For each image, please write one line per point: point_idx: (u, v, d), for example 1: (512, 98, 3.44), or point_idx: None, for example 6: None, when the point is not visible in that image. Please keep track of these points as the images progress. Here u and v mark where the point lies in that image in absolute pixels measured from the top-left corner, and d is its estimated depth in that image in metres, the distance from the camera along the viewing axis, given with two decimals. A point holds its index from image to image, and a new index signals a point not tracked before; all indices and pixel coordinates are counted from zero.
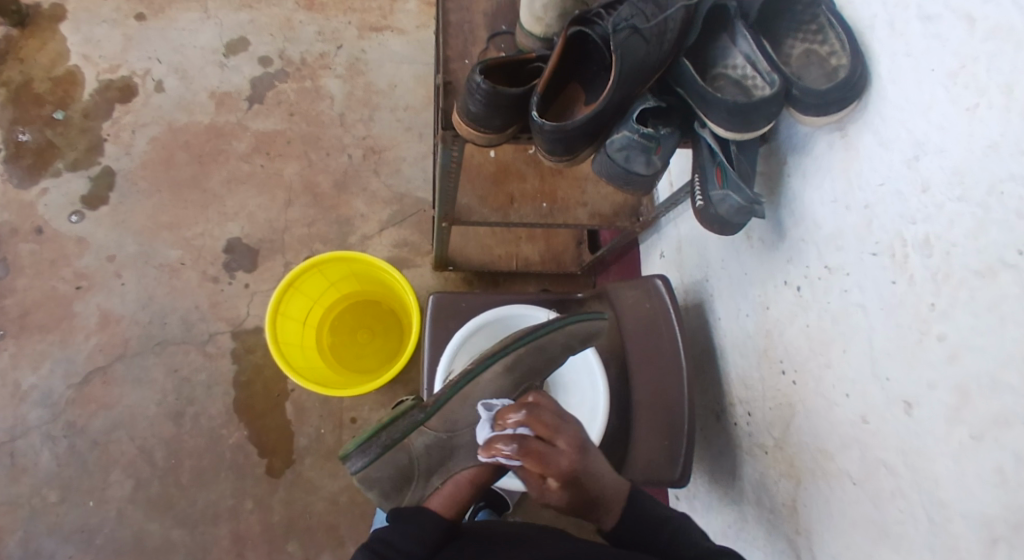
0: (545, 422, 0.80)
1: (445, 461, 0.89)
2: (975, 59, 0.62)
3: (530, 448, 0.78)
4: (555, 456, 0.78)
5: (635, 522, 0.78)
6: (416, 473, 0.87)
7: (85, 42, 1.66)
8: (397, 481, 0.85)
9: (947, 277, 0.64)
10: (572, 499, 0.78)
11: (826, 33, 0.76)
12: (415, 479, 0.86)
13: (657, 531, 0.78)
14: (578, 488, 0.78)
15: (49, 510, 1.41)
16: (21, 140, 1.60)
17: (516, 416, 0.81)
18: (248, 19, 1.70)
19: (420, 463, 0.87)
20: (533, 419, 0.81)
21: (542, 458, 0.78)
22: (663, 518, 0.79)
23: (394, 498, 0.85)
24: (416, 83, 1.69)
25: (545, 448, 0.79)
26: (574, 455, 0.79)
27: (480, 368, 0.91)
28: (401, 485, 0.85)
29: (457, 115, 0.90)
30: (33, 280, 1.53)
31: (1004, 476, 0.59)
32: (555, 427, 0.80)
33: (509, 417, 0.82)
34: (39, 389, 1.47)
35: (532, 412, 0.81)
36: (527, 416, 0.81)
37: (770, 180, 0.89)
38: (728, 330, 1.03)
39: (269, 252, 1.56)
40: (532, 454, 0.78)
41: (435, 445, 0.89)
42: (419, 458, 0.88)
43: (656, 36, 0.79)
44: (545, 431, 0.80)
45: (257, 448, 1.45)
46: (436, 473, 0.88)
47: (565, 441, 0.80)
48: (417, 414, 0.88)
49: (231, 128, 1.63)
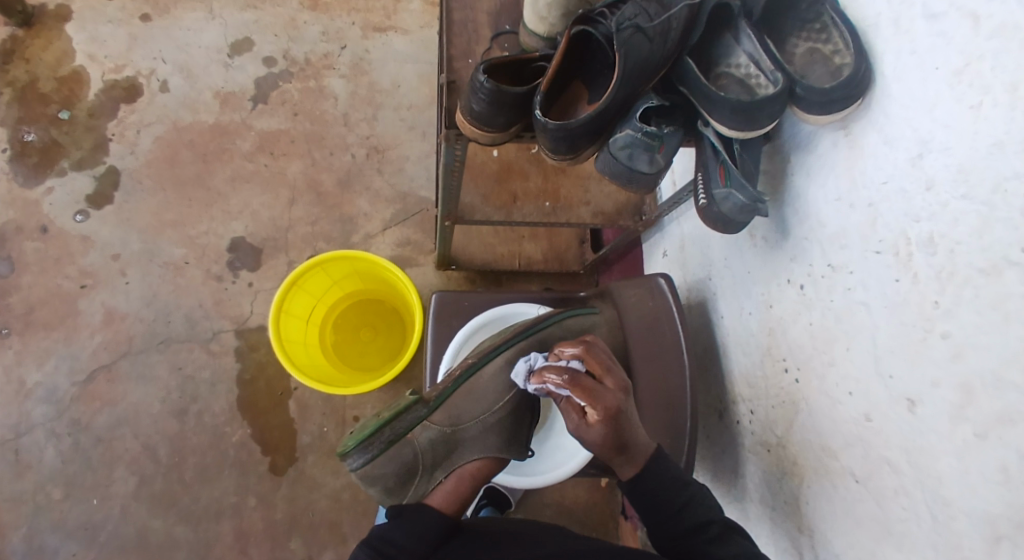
0: (600, 361, 0.86)
1: (449, 455, 0.89)
2: (980, 57, 0.62)
3: (580, 379, 0.83)
4: (601, 392, 0.82)
5: (657, 478, 0.80)
6: (420, 468, 0.86)
7: (90, 41, 1.67)
8: (401, 476, 0.85)
9: (951, 275, 0.64)
10: (607, 437, 0.80)
11: (830, 31, 0.77)
12: (419, 474, 0.86)
13: (676, 491, 0.80)
14: (616, 426, 0.80)
15: (52, 506, 1.42)
16: (27, 139, 1.60)
17: (573, 350, 0.88)
18: (252, 19, 1.70)
19: (424, 458, 0.87)
20: (588, 356, 0.87)
21: (589, 387, 0.82)
22: (682, 480, 0.81)
23: (399, 492, 0.85)
24: (419, 82, 1.69)
25: (593, 383, 0.83)
26: (619, 396, 0.83)
27: (484, 362, 0.93)
28: (405, 479, 0.85)
29: (461, 114, 0.90)
30: (38, 278, 1.53)
31: (1008, 473, 0.59)
32: (606, 366, 0.85)
33: (567, 349, 0.89)
34: (43, 386, 1.48)
35: (588, 351, 0.87)
36: (583, 353, 0.87)
37: (773, 178, 0.89)
38: (731, 328, 1.03)
39: (272, 250, 1.57)
40: (581, 385, 0.83)
41: (439, 439, 0.89)
42: (423, 452, 0.87)
43: (661, 34, 0.80)
44: (597, 368, 0.85)
45: (261, 446, 1.46)
46: (441, 467, 0.88)
47: (613, 381, 0.84)
48: (420, 410, 0.89)
49: (235, 127, 1.64)
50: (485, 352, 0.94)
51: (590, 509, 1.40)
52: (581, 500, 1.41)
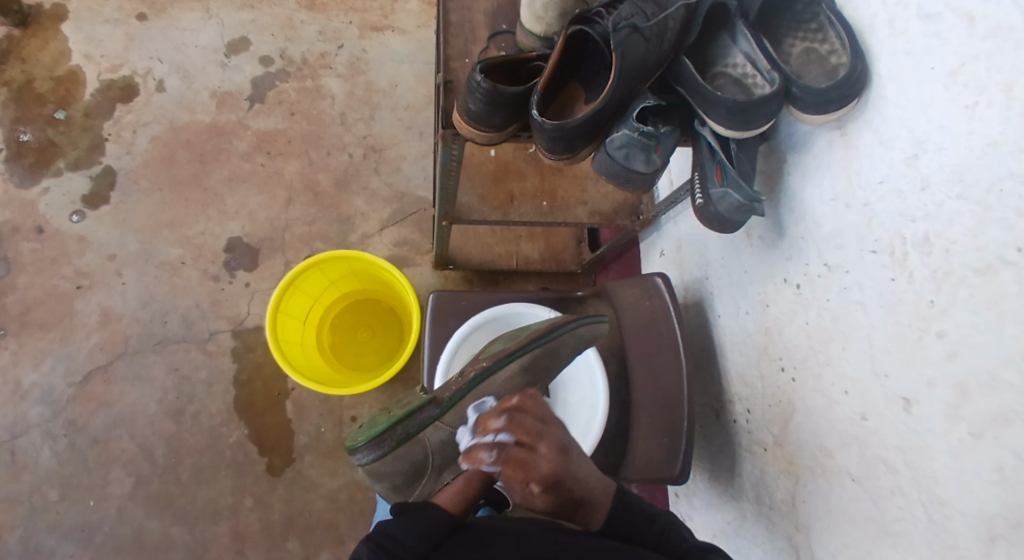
0: (526, 428, 0.82)
1: (459, 456, 0.91)
2: (975, 58, 0.62)
3: (511, 455, 0.80)
4: (535, 461, 0.80)
5: (622, 520, 0.81)
6: (428, 468, 0.89)
7: (86, 41, 1.66)
8: (409, 475, 0.88)
9: (947, 275, 0.64)
10: (553, 502, 0.80)
11: (826, 31, 0.77)
12: (428, 474, 0.89)
13: (646, 526, 0.81)
14: (558, 491, 0.79)
15: (49, 507, 1.41)
16: (23, 139, 1.60)
17: (498, 422, 0.83)
18: (249, 19, 1.70)
19: (433, 458, 0.89)
20: (514, 425, 0.82)
21: (521, 463, 0.80)
22: (653, 512, 0.82)
23: (405, 490, 0.89)
24: (416, 82, 1.69)
25: (524, 455, 0.80)
26: (554, 458, 0.81)
27: (494, 369, 0.90)
28: (413, 478, 0.88)
29: (458, 114, 0.90)
30: (34, 278, 1.53)
31: (1003, 473, 0.59)
32: (535, 432, 0.81)
33: (492, 423, 0.83)
34: (39, 386, 1.47)
35: (514, 418, 0.83)
36: (509, 423, 0.83)
37: (769, 178, 0.89)
38: (727, 328, 1.03)
39: (269, 250, 1.57)
40: (513, 462, 0.80)
41: (449, 441, 0.90)
42: (433, 452, 0.89)
43: (656, 34, 0.79)
44: (525, 437, 0.81)
45: (257, 446, 1.46)
46: (449, 468, 0.91)
47: (546, 446, 0.81)
48: (432, 410, 0.89)
49: (232, 127, 1.64)
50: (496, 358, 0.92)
51: None
52: None
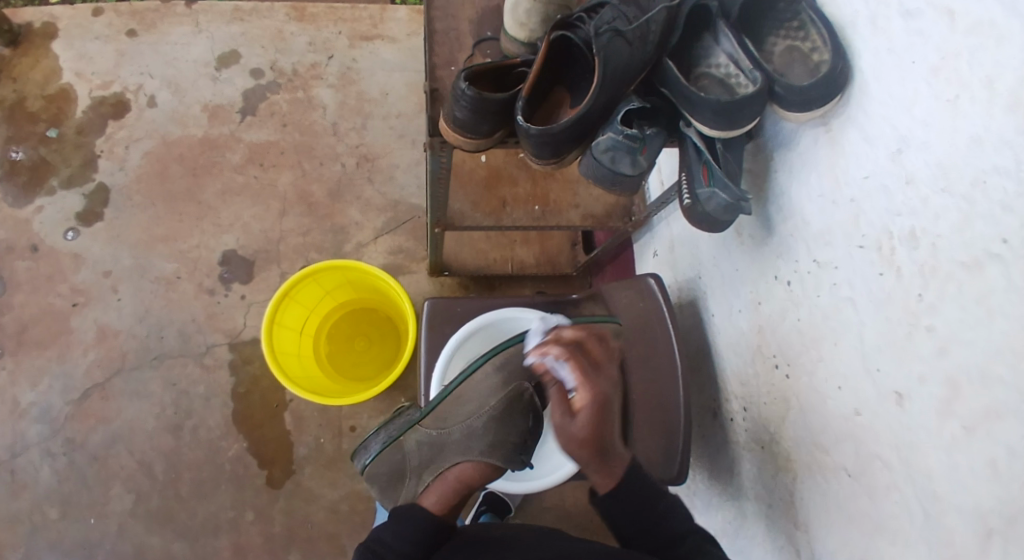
0: (601, 350, 0.81)
1: (438, 456, 0.87)
2: (956, 53, 0.62)
3: (580, 357, 0.79)
4: (597, 377, 0.78)
5: (637, 491, 0.77)
6: (410, 469, 0.88)
7: (77, 58, 1.66)
8: (392, 476, 0.89)
9: (934, 270, 0.64)
10: (588, 426, 0.76)
11: (808, 29, 0.77)
12: (410, 474, 0.88)
13: (653, 502, 0.77)
14: (604, 414, 0.77)
15: (50, 526, 1.41)
16: (15, 158, 1.60)
17: (576, 331, 0.82)
18: (239, 31, 1.70)
19: (414, 459, 0.89)
20: (590, 341, 0.81)
21: (584, 369, 0.78)
22: (660, 491, 0.79)
23: (392, 492, 0.89)
24: (407, 90, 1.69)
25: (590, 364, 0.79)
26: (610, 387, 0.79)
27: (471, 369, 0.91)
28: (396, 480, 0.89)
29: (444, 122, 0.90)
30: (29, 296, 1.53)
31: (996, 467, 0.59)
32: (607, 357, 0.80)
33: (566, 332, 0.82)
34: (37, 405, 1.47)
35: (591, 336, 0.82)
36: (586, 338, 0.81)
37: (757, 177, 0.89)
38: (722, 328, 1.03)
39: (264, 262, 1.57)
40: (580, 362, 0.78)
41: (427, 442, 0.89)
42: (411, 454, 0.89)
43: (639, 38, 0.80)
44: (597, 355, 0.80)
45: (256, 459, 1.45)
46: (428, 469, 0.87)
47: (610, 373, 0.80)
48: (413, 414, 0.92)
49: (225, 140, 1.64)
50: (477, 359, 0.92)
51: (589, 511, 1.40)
52: (581, 503, 1.40)
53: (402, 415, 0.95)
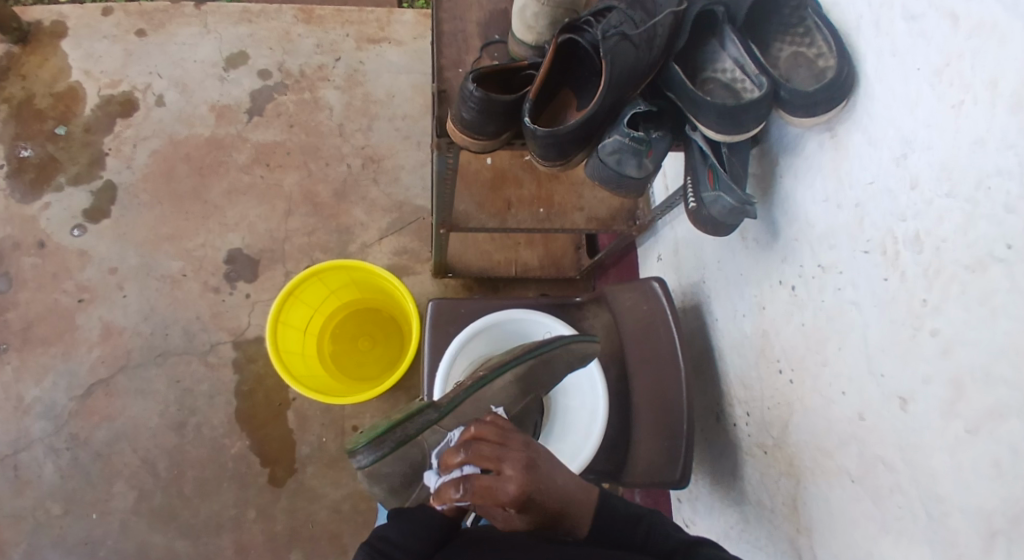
0: (489, 450, 0.74)
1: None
2: (959, 56, 0.63)
3: (481, 484, 0.71)
4: (505, 483, 0.72)
5: (608, 525, 0.77)
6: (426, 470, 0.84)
7: (85, 57, 1.67)
8: (407, 476, 0.83)
9: (938, 272, 0.65)
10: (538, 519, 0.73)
11: (813, 35, 0.77)
12: (423, 477, 0.83)
13: (631, 528, 0.78)
14: (540, 504, 0.73)
15: (52, 522, 1.42)
16: (24, 155, 1.61)
17: (458, 457, 0.74)
18: (247, 32, 1.71)
19: (431, 461, 0.85)
20: (475, 454, 0.73)
21: (493, 492, 0.71)
22: (636, 515, 0.79)
23: (402, 493, 0.83)
24: (413, 93, 1.70)
25: (494, 479, 0.72)
26: (525, 474, 0.73)
27: (493, 377, 0.90)
28: (410, 480, 0.83)
29: (451, 122, 0.91)
30: (35, 294, 1.54)
31: (1000, 468, 0.59)
32: (496, 456, 0.73)
33: (452, 457, 0.74)
34: (42, 401, 1.48)
35: (472, 447, 0.74)
36: (470, 452, 0.74)
37: (762, 181, 0.90)
38: (725, 330, 1.03)
39: (269, 262, 1.57)
40: (486, 489, 0.71)
41: None
42: (430, 454, 0.85)
43: (645, 40, 0.81)
44: (490, 462, 0.73)
45: (259, 458, 1.46)
46: None
47: (511, 466, 0.73)
48: (431, 414, 0.86)
49: (231, 140, 1.65)
50: (495, 367, 0.92)
51: None
52: None
53: (417, 417, 0.85)
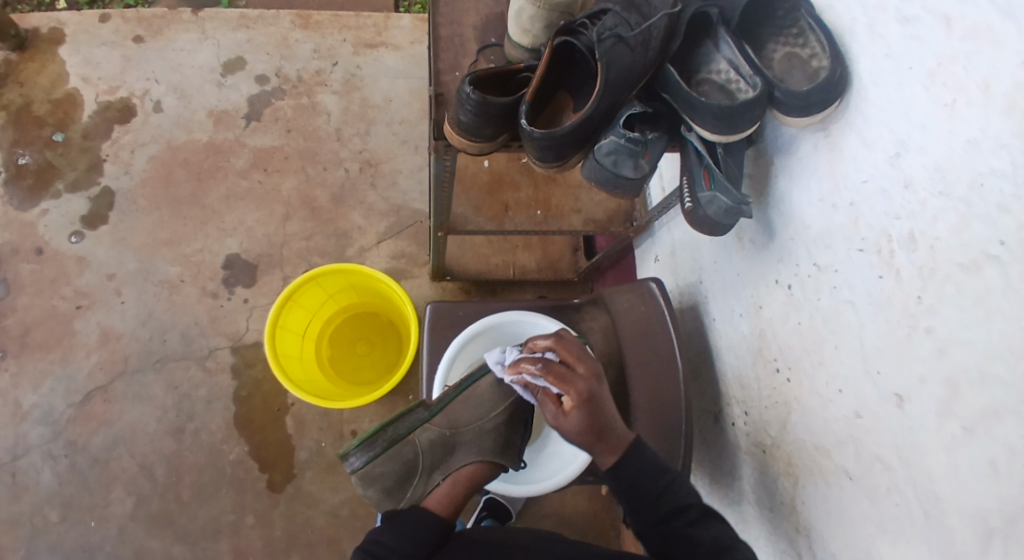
0: (573, 349, 0.85)
1: (447, 457, 0.87)
2: (953, 58, 0.63)
3: (554, 367, 0.83)
4: (574, 377, 0.82)
5: (635, 466, 0.81)
6: (419, 468, 0.85)
7: (84, 64, 1.68)
8: (400, 475, 0.84)
9: (933, 272, 0.65)
10: (585, 421, 0.80)
11: (807, 37, 0.78)
12: (416, 474, 0.85)
13: (652, 479, 0.81)
14: (592, 406, 0.81)
15: (50, 528, 1.41)
16: (22, 162, 1.61)
17: (547, 342, 0.86)
18: (245, 38, 1.71)
19: (423, 458, 0.86)
20: (560, 346, 0.86)
21: (561, 374, 0.82)
22: (660, 467, 0.82)
23: (396, 494, 0.83)
24: (411, 97, 1.70)
25: (566, 369, 0.83)
26: (591, 381, 0.83)
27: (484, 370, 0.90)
28: (404, 480, 0.84)
29: (448, 125, 0.91)
30: (33, 299, 1.54)
31: (996, 467, 0.60)
32: (579, 353, 0.84)
33: (540, 343, 0.87)
34: (39, 407, 1.47)
35: (560, 341, 0.86)
36: (557, 343, 0.86)
37: (758, 182, 0.90)
38: (723, 331, 1.03)
39: (267, 266, 1.57)
40: (555, 371, 0.82)
41: (439, 441, 0.87)
42: (423, 453, 0.86)
43: (641, 43, 0.81)
44: (570, 357, 0.84)
45: (258, 463, 1.45)
46: (437, 469, 0.86)
47: (586, 366, 0.84)
48: (421, 413, 0.88)
49: (229, 145, 1.65)
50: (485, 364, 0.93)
51: (590, 519, 1.39)
52: (582, 509, 1.40)
53: (407, 418, 0.88)
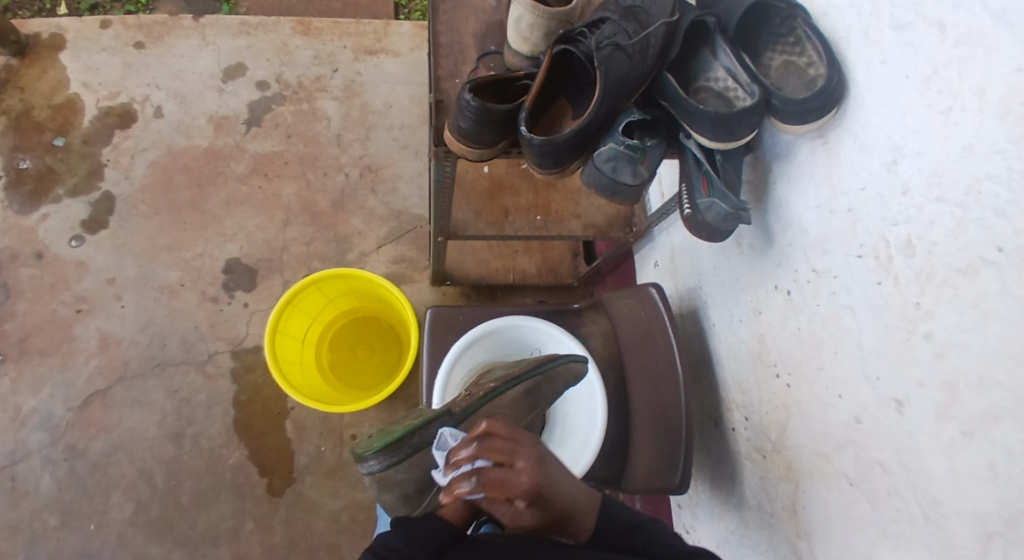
0: (499, 444, 0.75)
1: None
2: (947, 64, 0.64)
3: (490, 476, 0.72)
4: (515, 476, 0.73)
5: (609, 531, 0.79)
6: (440, 477, 0.84)
7: (84, 69, 1.68)
8: (421, 483, 0.83)
9: (931, 276, 0.65)
10: (543, 518, 0.74)
11: (803, 44, 0.79)
12: (436, 484, 0.84)
13: (630, 538, 0.79)
14: (545, 499, 0.74)
15: (49, 534, 1.41)
16: (22, 167, 1.62)
17: (468, 451, 0.74)
18: (245, 45, 1.72)
19: None
20: (485, 449, 0.74)
21: (502, 483, 0.72)
22: (637, 524, 0.80)
23: (416, 501, 0.83)
24: (411, 103, 1.71)
25: (504, 472, 0.73)
26: (532, 471, 0.74)
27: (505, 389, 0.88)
28: (424, 488, 0.83)
29: (448, 131, 0.92)
30: (32, 304, 1.54)
31: (995, 470, 0.60)
32: (508, 447, 0.74)
33: (461, 452, 0.74)
34: (39, 413, 1.47)
35: (483, 441, 0.74)
36: (480, 447, 0.74)
37: (756, 187, 0.91)
38: (722, 336, 1.04)
39: (268, 271, 1.58)
40: (495, 481, 0.72)
41: None
42: None
43: (639, 51, 0.82)
44: (500, 456, 0.74)
45: (257, 468, 1.45)
46: None
47: (523, 459, 0.74)
48: (447, 421, 0.85)
49: (229, 150, 1.66)
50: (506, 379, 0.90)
51: None
52: None
53: (433, 425, 0.84)
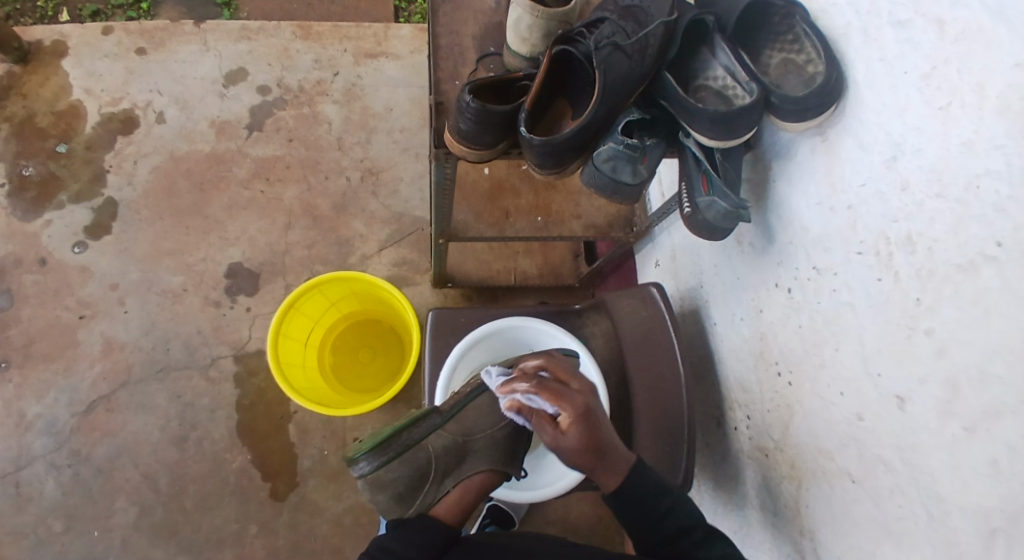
0: (565, 369, 0.85)
1: (459, 464, 0.86)
2: (946, 61, 0.64)
3: (547, 384, 0.81)
4: (569, 393, 0.80)
5: (639, 489, 0.79)
6: (431, 473, 0.83)
7: (86, 76, 1.69)
8: (413, 481, 0.82)
9: (931, 273, 0.65)
10: (585, 437, 0.76)
11: (802, 42, 0.79)
12: (428, 481, 0.83)
13: (655, 500, 0.79)
14: (591, 421, 0.78)
15: (54, 539, 1.41)
16: (26, 173, 1.62)
17: (539, 363, 0.86)
18: (246, 50, 1.73)
19: (436, 463, 0.84)
20: (552, 366, 0.85)
21: (556, 391, 0.79)
22: (663, 487, 0.80)
23: (408, 499, 0.81)
24: (411, 106, 1.72)
25: (560, 385, 0.81)
26: (586, 396, 0.81)
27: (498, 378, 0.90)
28: (415, 485, 0.82)
29: (449, 133, 0.92)
30: (36, 310, 1.54)
31: (997, 466, 0.60)
32: (572, 371, 0.84)
33: (532, 364, 0.86)
34: (43, 417, 1.48)
35: (553, 363, 0.86)
36: (549, 364, 0.85)
37: (756, 186, 0.91)
38: (724, 335, 1.04)
39: (270, 275, 1.58)
40: (549, 387, 0.80)
41: (452, 447, 0.86)
42: (436, 458, 0.85)
43: (638, 51, 0.82)
44: (563, 376, 0.83)
45: (261, 472, 1.46)
46: (449, 476, 0.85)
47: (580, 382, 0.83)
48: (435, 419, 0.88)
49: (231, 155, 1.66)
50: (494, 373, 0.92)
51: (594, 525, 1.39)
52: (586, 516, 1.39)
53: (420, 424, 0.87)
